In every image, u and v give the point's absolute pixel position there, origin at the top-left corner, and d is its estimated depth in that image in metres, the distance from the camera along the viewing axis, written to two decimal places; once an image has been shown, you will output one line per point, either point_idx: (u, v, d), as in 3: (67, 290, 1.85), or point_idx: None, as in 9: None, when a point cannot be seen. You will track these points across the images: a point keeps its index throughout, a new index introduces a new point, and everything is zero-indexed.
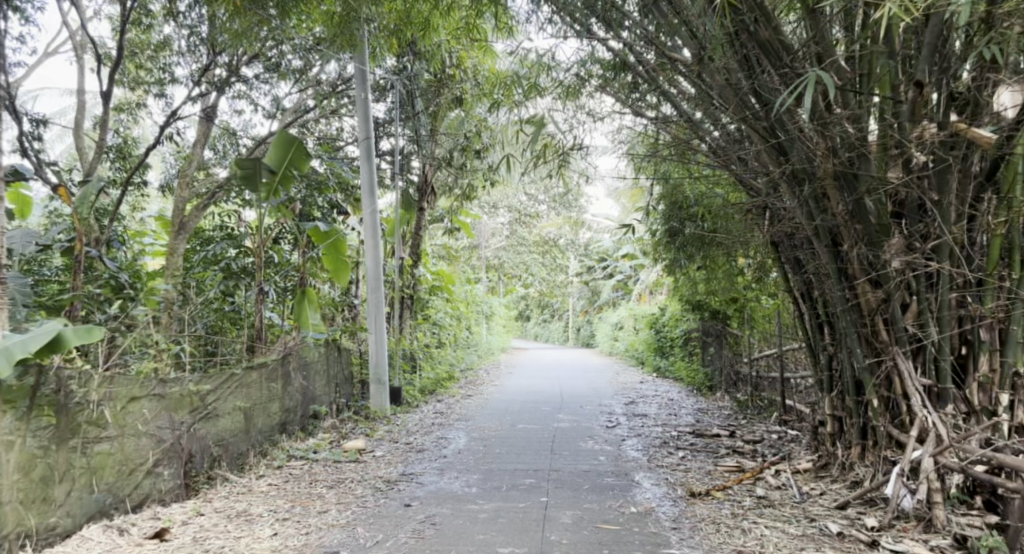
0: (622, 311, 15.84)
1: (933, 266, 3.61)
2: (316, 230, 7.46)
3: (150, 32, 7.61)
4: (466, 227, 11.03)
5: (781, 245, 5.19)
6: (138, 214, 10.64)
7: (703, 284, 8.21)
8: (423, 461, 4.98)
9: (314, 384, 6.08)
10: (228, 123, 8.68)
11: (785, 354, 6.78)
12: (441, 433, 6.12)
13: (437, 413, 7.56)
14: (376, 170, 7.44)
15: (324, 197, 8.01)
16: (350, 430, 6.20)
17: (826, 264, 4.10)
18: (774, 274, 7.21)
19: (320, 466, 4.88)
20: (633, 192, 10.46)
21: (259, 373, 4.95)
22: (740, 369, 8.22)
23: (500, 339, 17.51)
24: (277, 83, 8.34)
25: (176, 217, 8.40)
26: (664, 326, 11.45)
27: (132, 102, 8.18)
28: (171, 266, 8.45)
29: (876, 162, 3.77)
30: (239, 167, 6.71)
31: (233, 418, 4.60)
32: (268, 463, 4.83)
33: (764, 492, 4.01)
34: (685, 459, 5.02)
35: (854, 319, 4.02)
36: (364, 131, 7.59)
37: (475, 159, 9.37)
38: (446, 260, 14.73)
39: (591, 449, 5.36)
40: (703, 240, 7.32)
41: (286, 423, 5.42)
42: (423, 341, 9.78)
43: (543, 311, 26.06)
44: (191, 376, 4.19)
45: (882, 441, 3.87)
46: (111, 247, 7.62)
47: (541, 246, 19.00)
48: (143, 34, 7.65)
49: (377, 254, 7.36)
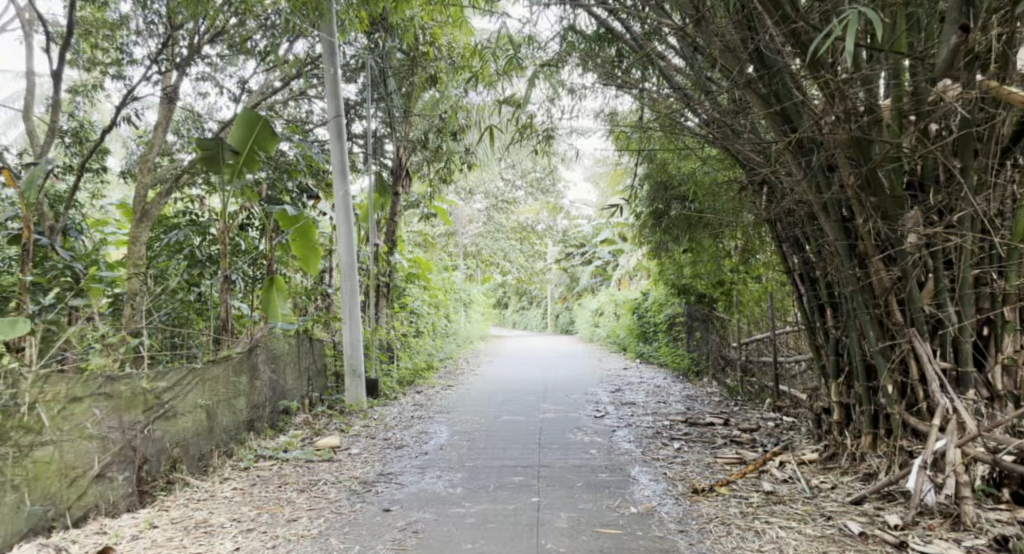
0: (602, 297, 15.58)
1: (955, 240, 3.34)
2: (282, 214, 6.91)
3: (105, 11, 7.04)
4: (443, 212, 10.64)
5: (780, 223, 4.90)
6: (96, 202, 10.10)
7: (688, 267, 7.95)
8: (403, 459, 4.63)
9: (284, 378, 5.69)
10: (192, 107, 8.22)
11: (778, 337, 6.51)
12: (421, 427, 5.78)
13: (415, 405, 7.20)
14: (347, 149, 7.03)
15: (293, 181, 7.62)
16: (325, 425, 5.84)
17: (835, 241, 3.81)
18: (763, 255, 6.96)
19: (290, 466, 4.51)
20: (613, 173, 10.17)
21: (222, 366, 4.55)
22: (728, 354, 7.95)
23: (478, 327, 17.17)
24: (243, 65, 7.97)
25: (138, 204, 7.91)
26: (647, 311, 11.18)
27: (88, 83, 7.45)
28: (134, 255, 7.98)
29: (892, 128, 3.48)
30: (200, 148, 6.30)
31: (194, 417, 4.22)
32: (233, 464, 4.45)
33: (772, 487, 3.74)
34: (681, 451, 4.72)
35: (866, 299, 3.73)
36: (332, 109, 7.13)
37: (452, 141, 8.99)
38: (421, 247, 14.33)
39: (581, 442, 5.06)
40: (690, 220, 7.02)
41: (253, 420, 5.03)
42: (401, 329, 9.41)
43: (521, 298, 25.75)
44: (142, 372, 3.79)
45: (898, 431, 3.60)
46: (68, 235, 7.15)
47: (519, 232, 18.65)
48: (94, 11, 7.04)
49: (349, 238, 6.94)
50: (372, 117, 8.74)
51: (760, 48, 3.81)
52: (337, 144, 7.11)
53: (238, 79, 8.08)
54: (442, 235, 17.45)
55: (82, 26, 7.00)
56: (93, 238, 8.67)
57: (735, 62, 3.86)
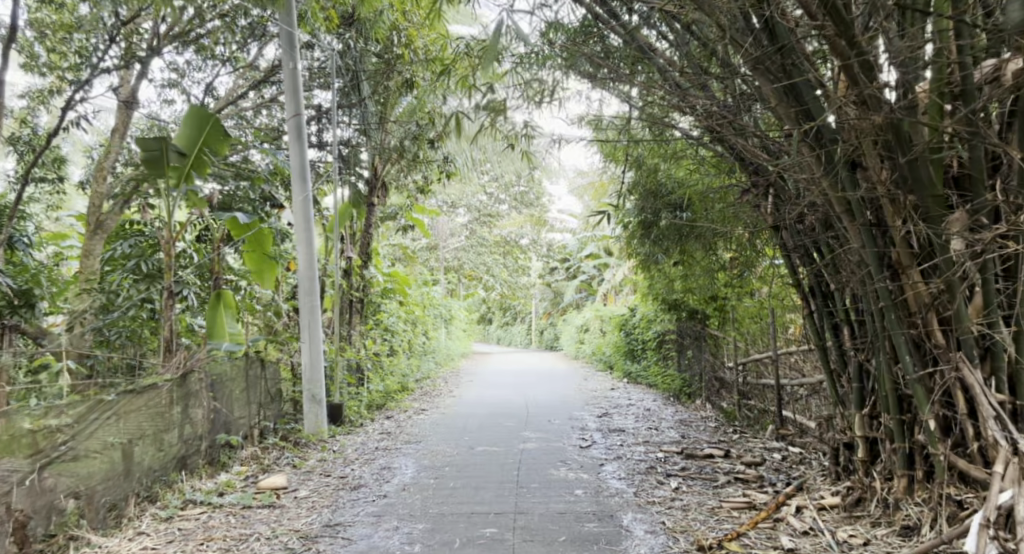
0: (588, 313, 14.99)
1: (1014, 246, 2.77)
2: (232, 220, 6.22)
3: (64, 10, 6.12)
4: (420, 224, 10.02)
5: (788, 230, 4.32)
6: (51, 213, 9.37)
7: (679, 281, 7.37)
8: (357, 504, 3.98)
9: (230, 407, 5.05)
10: (157, 115, 7.49)
11: (780, 358, 5.92)
12: (385, 462, 5.13)
13: (381, 433, 6.55)
14: (308, 153, 6.38)
15: (256, 189, 6.99)
16: (276, 459, 5.18)
17: (863, 248, 3.23)
18: (762, 268, 6.38)
19: (222, 515, 3.85)
20: (600, 183, 9.59)
21: (145, 396, 3.95)
22: (724, 376, 7.35)
23: (460, 343, 16.56)
24: (216, 71, 7.33)
25: (91, 215, 7.30)
26: (635, 327, 10.58)
27: (44, 88, 6.56)
28: (85, 272, 7.27)
29: (929, 113, 2.93)
30: (142, 148, 5.62)
31: (107, 458, 3.63)
32: (153, 513, 3.81)
33: (791, 542, 3.21)
34: (680, 492, 4.12)
35: (899, 317, 3.15)
36: (291, 107, 6.39)
37: (428, 148, 8.34)
38: (400, 260, 13.69)
39: (565, 480, 4.44)
40: (683, 231, 6.39)
41: (186, 458, 4.38)
42: (373, 348, 8.75)
43: (505, 313, 25.13)
44: (25, 409, 3.24)
45: (942, 476, 3.02)
46: (14, 249, 6.40)
47: (502, 246, 17.96)
48: (53, 12, 6.14)
49: (310, 251, 6.28)
50: (343, 124, 8.11)
51: (771, 21, 3.24)
52: (297, 146, 6.44)
53: (207, 85, 7.41)
54: (423, 249, 16.82)
55: (34, 26, 6.13)
56: (42, 251, 8.01)
57: (741, 36, 3.28)
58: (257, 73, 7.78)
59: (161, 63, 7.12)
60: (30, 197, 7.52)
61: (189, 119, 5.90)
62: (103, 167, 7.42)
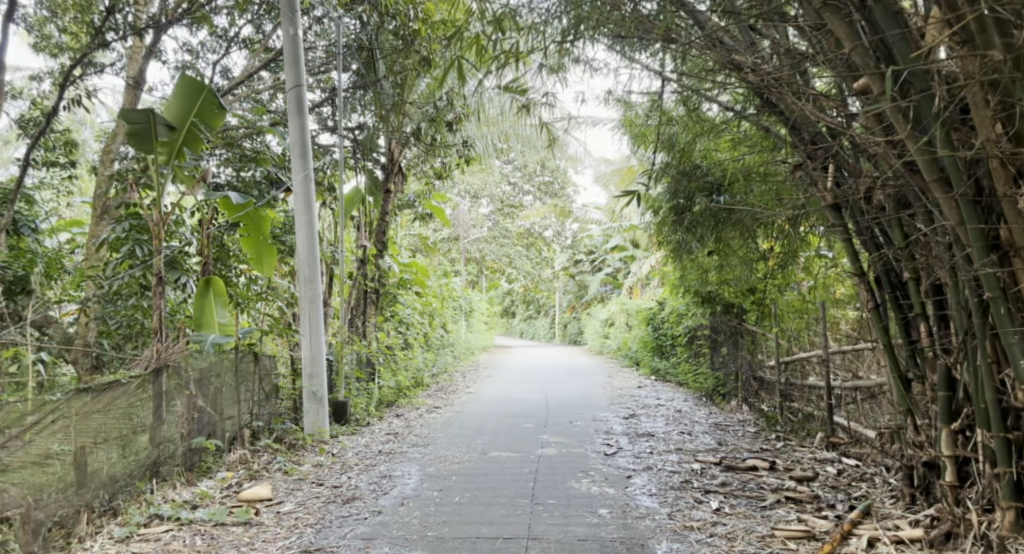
0: (613, 306, 14.34)
1: None
2: (225, 200, 5.70)
3: None
4: (440, 212, 9.45)
5: (851, 208, 3.69)
6: (63, 198, 8.97)
7: (714, 273, 6.72)
8: (345, 523, 3.48)
9: (216, 406, 4.55)
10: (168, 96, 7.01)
11: (832, 357, 5.27)
12: (386, 469, 4.59)
13: (387, 434, 6.03)
14: (310, 128, 5.83)
15: (261, 170, 6.46)
16: (266, 464, 4.69)
17: (961, 226, 2.63)
18: (809, 256, 5.72)
19: (189, 535, 3.38)
20: (627, 169, 8.98)
21: (105, 397, 3.46)
22: (764, 375, 6.70)
23: (480, 337, 16.01)
24: (229, 51, 6.84)
25: (97, 198, 6.88)
26: (664, 323, 9.93)
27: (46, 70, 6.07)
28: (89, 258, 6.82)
29: None
30: (125, 120, 5.03)
31: (55, 469, 3.17)
32: (110, 531, 3.35)
33: None
34: (722, 514, 3.52)
35: (1010, 310, 2.56)
36: (292, 77, 5.82)
37: (446, 131, 7.74)
38: (420, 252, 13.16)
39: (588, 494, 3.87)
40: (719, 216, 5.65)
41: (159, 464, 3.88)
42: (386, 341, 8.23)
43: (528, 306, 24.53)
44: None
45: None
46: (19, 234, 5.85)
47: (525, 238, 17.29)
48: None
49: (312, 235, 5.74)
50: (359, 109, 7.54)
51: None
52: (298, 120, 5.88)
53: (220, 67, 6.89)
54: (445, 240, 16.29)
55: (46, 6, 5.55)
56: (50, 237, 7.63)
57: None
58: (270, 51, 7.29)
59: (174, 46, 6.67)
60: (38, 182, 7.07)
61: (178, 91, 5.31)
62: (110, 150, 6.92)
